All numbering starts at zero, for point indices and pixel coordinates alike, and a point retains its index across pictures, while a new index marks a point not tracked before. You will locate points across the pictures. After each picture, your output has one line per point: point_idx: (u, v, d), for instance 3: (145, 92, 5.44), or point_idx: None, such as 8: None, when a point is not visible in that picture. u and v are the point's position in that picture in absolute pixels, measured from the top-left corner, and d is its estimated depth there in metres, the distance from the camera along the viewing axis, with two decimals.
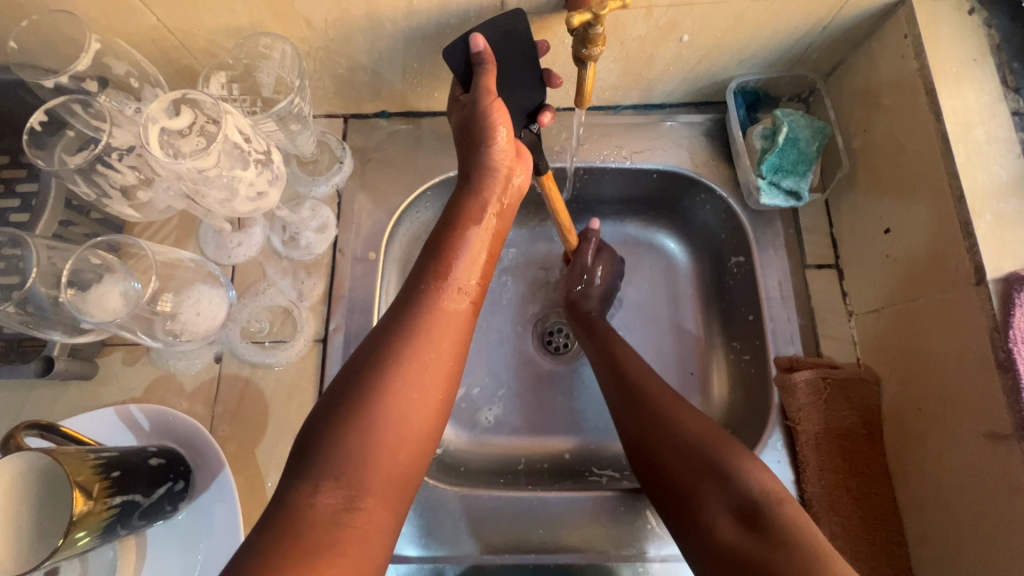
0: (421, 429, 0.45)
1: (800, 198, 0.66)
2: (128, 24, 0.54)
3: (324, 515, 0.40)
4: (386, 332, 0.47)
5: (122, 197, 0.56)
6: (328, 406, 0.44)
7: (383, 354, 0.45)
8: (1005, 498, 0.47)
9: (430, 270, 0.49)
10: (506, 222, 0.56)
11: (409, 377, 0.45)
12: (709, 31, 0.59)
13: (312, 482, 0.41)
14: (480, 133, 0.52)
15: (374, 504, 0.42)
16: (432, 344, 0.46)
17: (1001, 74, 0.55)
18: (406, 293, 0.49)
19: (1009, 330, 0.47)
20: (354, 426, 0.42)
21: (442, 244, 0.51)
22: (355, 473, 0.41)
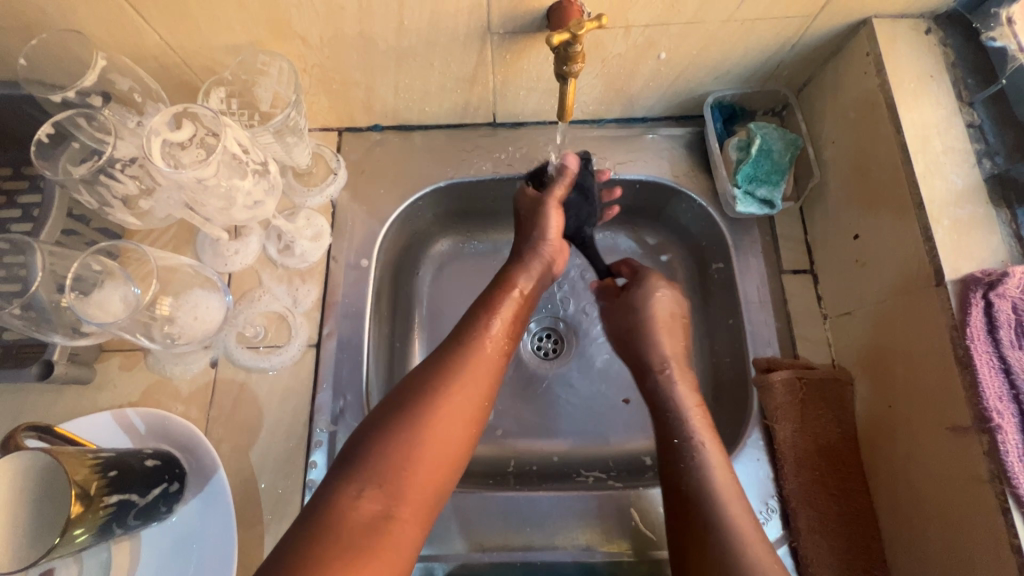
0: (458, 451, 0.50)
1: (774, 207, 0.69)
2: (131, 42, 0.56)
3: (367, 518, 0.44)
4: (434, 365, 0.54)
5: (124, 207, 0.59)
6: (376, 421, 0.49)
7: (431, 384, 0.52)
8: (971, 494, 0.49)
9: (477, 320, 0.58)
10: (534, 295, 0.65)
11: (454, 406, 0.51)
12: (685, 50, 0.63)
13: (357, 485, 0.45)
14: (545, 219, 0.67)
15: (407, 513, 0.46)
16: (476, 382, 0.53)
17: (956, 89, 0.59)
18: (453, 335, 0.57)
19: (966, 329, 0.49)
20: (403, 441, 0.47)
21: (486, 301, 0.61)
22: (394, 483, 0.46)
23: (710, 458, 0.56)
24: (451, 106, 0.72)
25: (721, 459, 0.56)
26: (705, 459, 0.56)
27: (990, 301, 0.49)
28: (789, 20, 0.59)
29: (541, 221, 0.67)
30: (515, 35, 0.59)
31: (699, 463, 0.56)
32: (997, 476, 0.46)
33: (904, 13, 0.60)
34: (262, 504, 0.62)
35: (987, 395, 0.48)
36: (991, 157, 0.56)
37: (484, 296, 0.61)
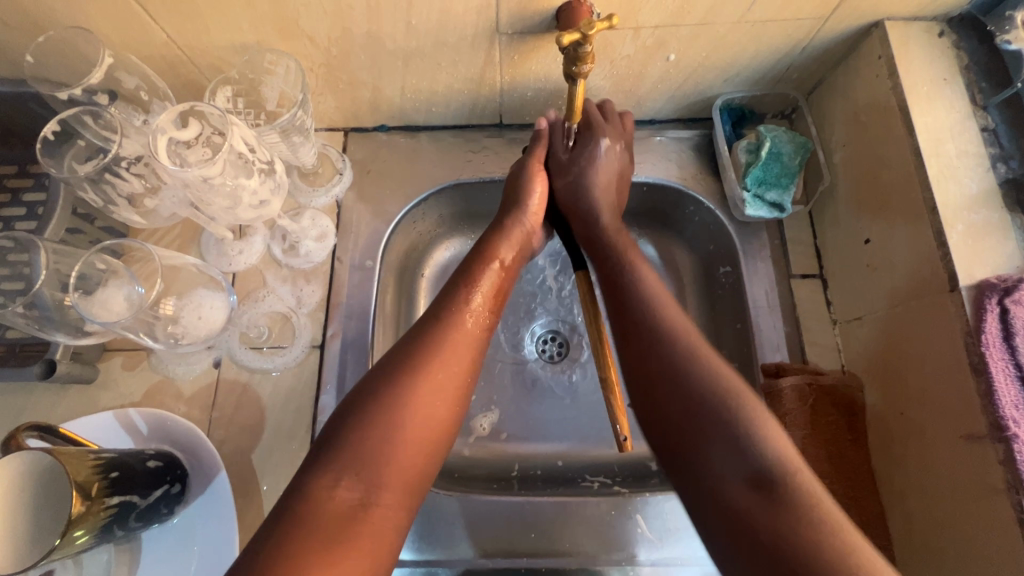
0: (440, 433, 0.47)
1: (784, 210, 0.68)
2: (138, 40, 0.56)
3: (345, 507, 0.42)
4: (412, 344, 0.50)
5: (129, 205, 0.59)
6: (352, 405, 0.46)
7: (407, 364, 0.49)
8: (988, 501, 0.47)
9: (456, 295, 0.55)
10: (518, 265, 0.62)
11: (433, 385, 0.48)
12: (694, 51, 0.62)
13: (333, 475, 0.43)
14: (528, 179, 0.65)
15: (389, 500, 0.43)
16: (455, 361, 0.50)
17: (970, 92, 0.58)
18: (431, 311, 0.54)
19: (981, 335, 0.49)
20: (383, 430, 0.45)
21: (466, 273, 0.58)
22: (374, 470, 0.43)
23: (664, 311, 0.54)
24: (457, 107, 0.71)
25: (670, 308, 0.54)
26: (666, 315, 0.53)
27: (1005, 308, 0.48)
28: (801, 21, 0.58)
29: (524, 183, 0.64)
30: (524, 35, 0.58)
31: (651, 316, 0.53)
32: (1012, 486, 0.45)
33: (917, 16, 0.59)
34: (264, 507, 0.61)
35: (1002, 403, 0.47)
36: (1005, 162, 0.55)
37: (464, 268, 0.58)
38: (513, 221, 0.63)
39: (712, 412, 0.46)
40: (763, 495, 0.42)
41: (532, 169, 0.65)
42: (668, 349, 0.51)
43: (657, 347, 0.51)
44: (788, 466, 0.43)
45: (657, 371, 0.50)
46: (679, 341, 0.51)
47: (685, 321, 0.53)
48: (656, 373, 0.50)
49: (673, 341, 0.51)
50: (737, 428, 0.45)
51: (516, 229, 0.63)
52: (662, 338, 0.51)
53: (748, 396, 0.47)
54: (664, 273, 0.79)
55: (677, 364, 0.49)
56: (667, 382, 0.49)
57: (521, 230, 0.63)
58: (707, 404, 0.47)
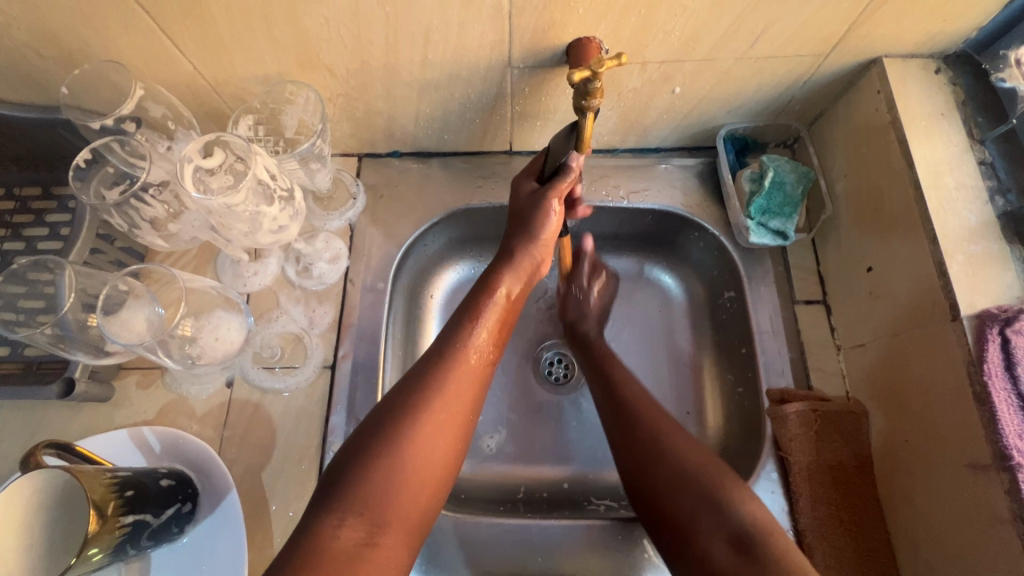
0: (439, 470, 0.47)
1: (787, 238, 0.70)
2: (166, 72, 0.59)
3: (350, 547, 0.42)
4: (414, 383, 0.49)
5: (151, 228, 0.61)
6: (351, 447, 0.46)
7: (411, 401, 0.48)
8: (994, 532, 0.48)
9: (455, 332, 0.54)
10: (523, 298, 0.61)
11: (434, 425, 0.47)
12: (698, 85, 0.64)
13: (340, 513, 0.43)
14: (539, 209, 0.60)
15: (391, 541, 0.43)
16: (457, 399, 0.50)
17: (967, 127, 0.60)
18: (435, 347, 0.53)
19: (983, 365, 0.49)
20: (388, 470, 0.45)
21: (469, 306, 0.56)
22: (378, 508, 0.43)
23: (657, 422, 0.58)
24: (468, 135, 0.73)
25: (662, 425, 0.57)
26: (666, 427, 0.57)
27: (1007, 337, 0.49)
28: (802, 58, 0.61)
29: (536, 212, 0.60)
30: (535, 69, 0.61)
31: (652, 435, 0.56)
32: (1018, 515, 0.46)
33: (914, 53, 0.61)
34: (272, 527, 0.61)
35: (1006, 432, 0.48)
36: (1003, 195, 0.57)
37: (466, 301, 0.57)
38: (524, 253, 0.60)
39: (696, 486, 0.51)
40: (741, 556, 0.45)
41: (548, 203, 0.60)
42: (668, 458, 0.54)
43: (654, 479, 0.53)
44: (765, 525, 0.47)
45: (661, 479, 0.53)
46: (673, 440, 0.55)
47: (674, 427, 0.57)
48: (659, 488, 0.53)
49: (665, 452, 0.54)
50: (725, 505, 0.49)
51: (525, 259, 0.60)
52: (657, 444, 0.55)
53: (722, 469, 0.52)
54: (669, 297, 0.80)
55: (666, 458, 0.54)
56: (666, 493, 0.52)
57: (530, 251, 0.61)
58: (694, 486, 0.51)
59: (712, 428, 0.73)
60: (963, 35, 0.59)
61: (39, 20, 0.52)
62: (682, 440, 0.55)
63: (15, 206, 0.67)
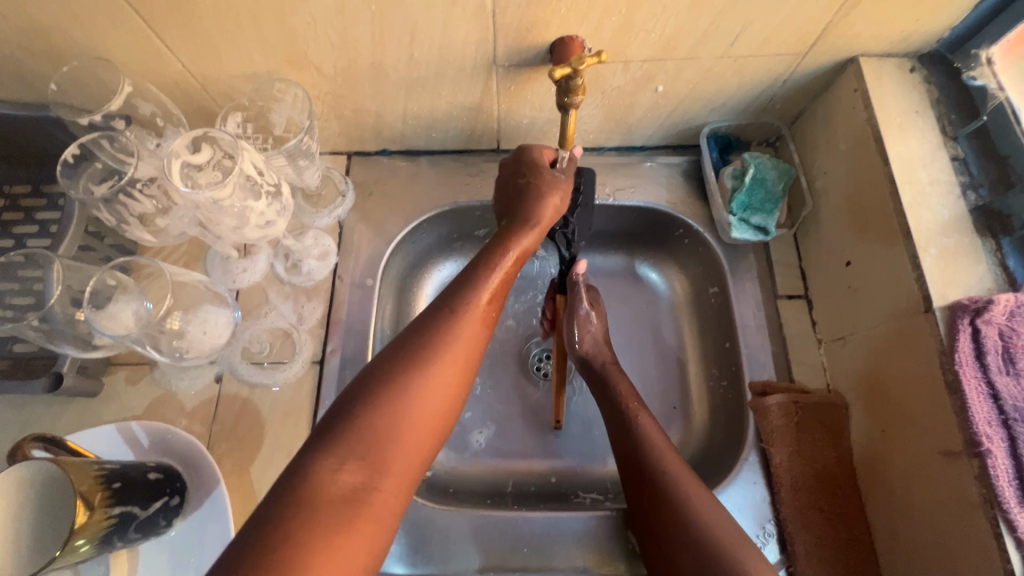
0: (438, 419, 0.48)
1: (768, 233, 0.71)
2: (154, 70, 0.59)
3: (346, 492, 0.41)
4: (421, 330, 0.51)
5: (140, 224, 0.61)
6: (354, 392, 0.46)
7: (417, 349, 0.49)
8: (965, 515, 0.49)
9: (461, 286, 0.54)
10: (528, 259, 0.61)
11: (438, 374, 0.48)
12: (681, 83, 0.66)
13: (338, 459, 0.42)
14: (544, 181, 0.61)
15: (390, 487, 0.44)
16: (460, 351, 0.51)
17: (940, 124, 0.61)
18: (444, 300, 0.53)
19: (954, 354, 0.51)
20: (388, 413, 0.45)
21: (484, 258, 0.57)
22: (377, 452, 0.44)
23: (660, 452, 0.59)
24: (456, 134, 0.75)
25: (686, 477, 0.56)
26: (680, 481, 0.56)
27: (977, 327, 0.50)
28: (781, 57, 0.62)
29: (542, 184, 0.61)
30: (519, 67, 0.62)
31: (671, 488, 0.55)
32: (988, 500, 0.47)
33: (889, 53, 0.63)
34: None
35: (976, 419, 0.49)
36: (975, 190, 0.58)
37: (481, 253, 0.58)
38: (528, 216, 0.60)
39: (715, 569, 0.49)
40: None
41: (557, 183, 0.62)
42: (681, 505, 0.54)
43: (657, 495, 0.56)
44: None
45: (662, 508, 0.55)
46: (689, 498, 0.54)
47: (689, 477, 0.56)
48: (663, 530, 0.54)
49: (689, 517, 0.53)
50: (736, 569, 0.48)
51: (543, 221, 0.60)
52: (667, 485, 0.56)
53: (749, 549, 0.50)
54: (655, 293, 0.81)
55: (690, 526, 0.52)
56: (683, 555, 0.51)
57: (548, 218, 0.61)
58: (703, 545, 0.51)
59: (697, 423, 0.73)
60: (936, 35, 0.61)
61: (29, 18, 0.52)
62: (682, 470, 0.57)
63: (4, 203, 0.68)
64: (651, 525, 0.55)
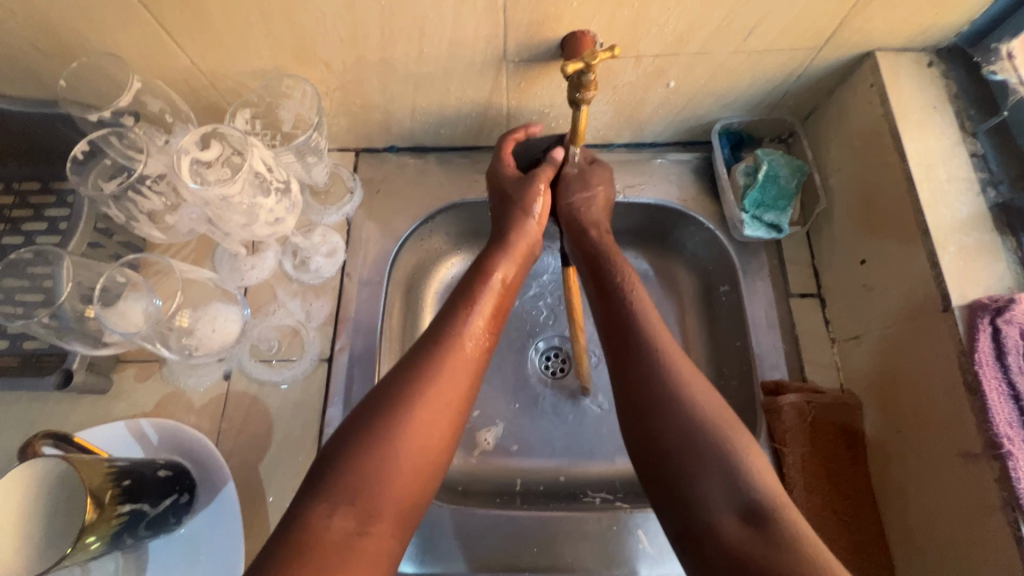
0: (431, 457, 0.46)
1: (782, 231, 0.70)
2: (163, 66, 0.59)
3: (340, 536, 0.41)
4: (408, 365, 0.49)
5: (149, 221, 0.61)
6: (347, 430, 0.46)
7: (404, 387, 0.48)
8: (984, 519, 0.48)
9: (450, 319, 0.53)
10: (518, 280, 0.60)
11: (426, 413, 0.47)
12: (693, 79, 0.65)
13: (329, 503, 0.42)
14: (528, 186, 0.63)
15: (383, 530, 0.43)
16: (451, 385, 0.49)
17: (959, 119, 0.60)
18: (430, 333, 0.52)
19: (974, 354, 0.50)
20: (377, 455, 0.44)
21: (468, 291, 0.56)
22: (368, 497, 0.43)
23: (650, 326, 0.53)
24: (464, 130, 0.74)
25: (677, 355, 0.50)
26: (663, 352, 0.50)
27: (997, 327, 0.50)
28: (796, 51, 0.61)
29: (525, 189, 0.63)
30: (530, 63, 0.61)
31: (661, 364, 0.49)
32: (1008, 503, 0.46)
33: (907, 46, 0.62)
34: (269, 518, 0.62)
35: (998, 421, 0.48)
36: (995, 186, 0.57)
37: (465, 283, 0.57)
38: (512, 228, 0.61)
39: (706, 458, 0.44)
40: (757, 534, 0.40)
41: (535, 189, 0.63)
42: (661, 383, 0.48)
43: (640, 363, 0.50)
44: (776, 500, 0.42)
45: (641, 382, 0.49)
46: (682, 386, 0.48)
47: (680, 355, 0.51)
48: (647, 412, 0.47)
49: (675, 394, 0.47)
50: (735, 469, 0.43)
51: (517, 241, 0.60)
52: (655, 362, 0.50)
53: (739, 431, 0.45)
54: (665, 291, 0.81)
55: (670, 407, 0.47)
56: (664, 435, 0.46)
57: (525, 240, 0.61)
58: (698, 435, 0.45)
59: None
60: (955, 28, 0.60)
61: (39, 16, 0.52)
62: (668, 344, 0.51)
63: (14, 200, 0.68)
64: (631, 404, 0.49)
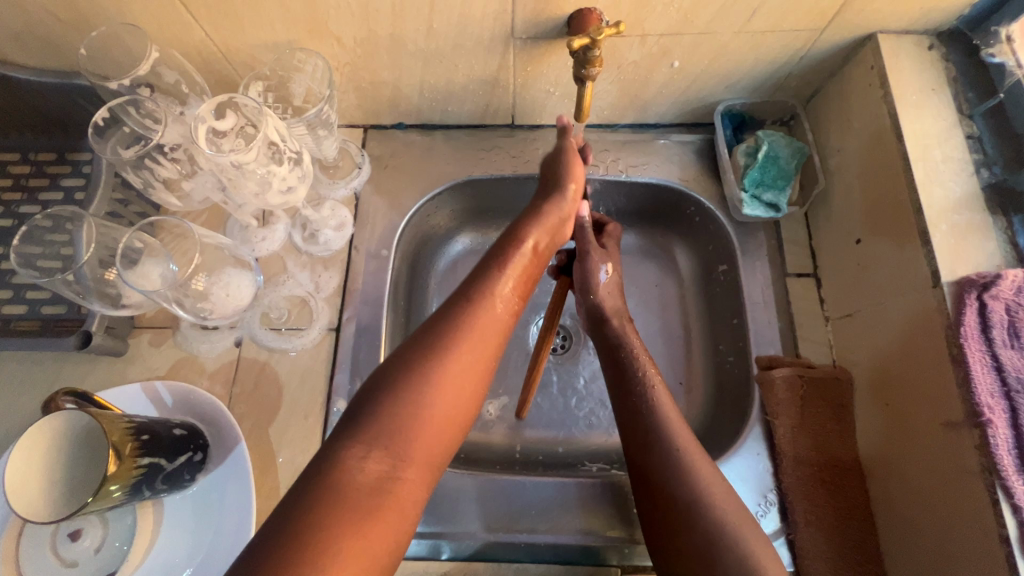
0: (460, 411, 0.48)
1: (780, 210, 0.71)
2: (179, 38, 0.61)
3: (372, 479, 0.42)
4: (438, 325, 0.51)
5: (165, 188, 0.64)
6: (374, 384, 0.47)
7: (434, 343, 0.49)
8: (964, 486, 0.50)
9: (484, 277, 0.56)
10: (546, 252, 0.63)
11: (460, 364, 0.49)
12: (697, 59, 0.66)
13: (363, 446, 0.43)
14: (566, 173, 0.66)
15: (413, 477, 0.44)
16: (480, 341, 0.51)
17: (956, 102, 0.61)
18: (460, 292, 0.54)
19: (960, 327, 0.51)
20: (409, 403, 0.46)
21: (498, 255, 0.59)
22: (400, 443, 0.44)
23: (660, 401, 0.59)
24: (471, 108, 0.75)
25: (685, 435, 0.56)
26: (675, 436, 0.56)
27: (984, 302, 0.51)
28: (798, 32, 0.62)
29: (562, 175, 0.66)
30: (537, 40, 0.62)
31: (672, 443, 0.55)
32: (987, 468, 0.48)
33: (908, 29, 0.63)
34: (279, 477, 0.64)
35: (979, 391, 0.49)
36: (988, 167, 0.58)
37: (496, 248, 0.60)
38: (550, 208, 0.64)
39: (700, 517, 0.50)
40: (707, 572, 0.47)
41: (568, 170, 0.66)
42: (660, 431, 0.56)
43: (648, 433, 0.57)
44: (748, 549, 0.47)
45: (642, 432, 0.57)
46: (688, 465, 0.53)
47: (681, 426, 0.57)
48: (653, 462, 0.55)
49: (683, 467, 0.53)
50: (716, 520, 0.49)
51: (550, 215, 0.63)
52: (661, 436, 0.56)
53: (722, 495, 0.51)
54: (664, 271, 0.82)
55: (680, 477, 0.53)
56: (664, 480, 0.53)
57: (555, 217, 0.64)
58: (686, 499, 0.51)
59: (703, 396, 0.75)
60: (955, 12, 0.61)
61: None
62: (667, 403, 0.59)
63: (31, 169, 0.70)
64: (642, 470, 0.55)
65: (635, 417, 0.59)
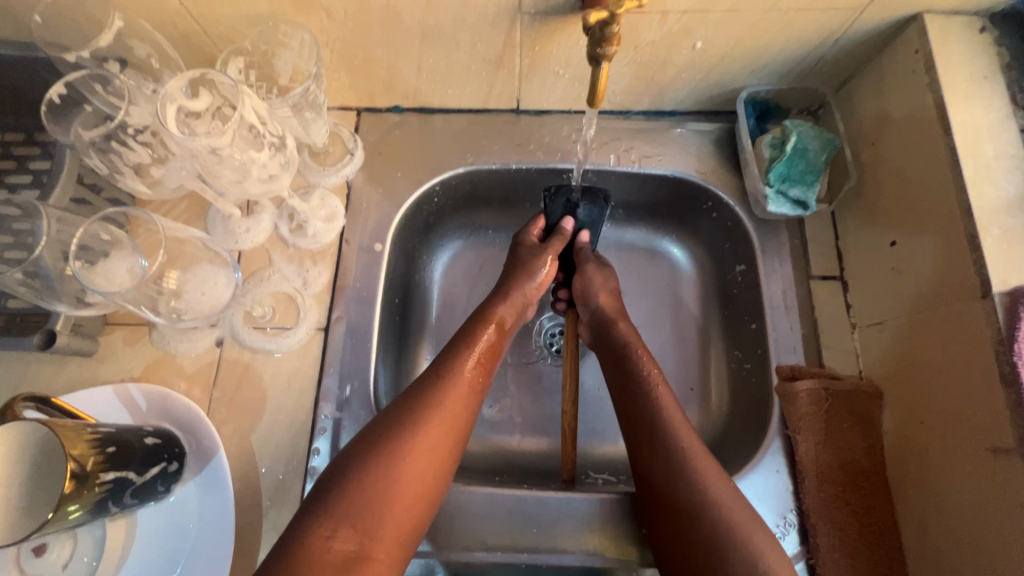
0: (427, 487, 0.49)
1: (807, 207, 0.66)
2: (149, 6, 0.55)
3: (339, 558, 0.43)
4: (405, 403, 0.52)
5: (134, 174, 0.58)
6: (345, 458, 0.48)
7: (401, 421, 0.50)
8: (1008, 517, 0.46)
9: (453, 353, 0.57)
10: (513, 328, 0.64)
11: (427, 442, 0.50)
12: (722, 40, 0.60)
13: (330, 524, 0.44)
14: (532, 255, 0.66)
15: (380, 555, 0.45)
16: (448, 418, 0.52)
17: (1009, 92, 0.56)
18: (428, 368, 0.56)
19: (1014, 344, 0.47)
20: (376, 482, 0.46)
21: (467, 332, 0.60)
22: (368, 522, 0.45)
23: (671, 414, 0.55)
24: (473, 90, 0.69)
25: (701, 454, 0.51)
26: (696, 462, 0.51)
27: None
28: (836, 12, 0.56)
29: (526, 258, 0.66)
30: (547, 16, 0.56)
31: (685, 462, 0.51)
32: None
33: (958, 10, 0.57)
34: (262, 489, 0.60)
35: None
36: None
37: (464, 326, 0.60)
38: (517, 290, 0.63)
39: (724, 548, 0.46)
40: None
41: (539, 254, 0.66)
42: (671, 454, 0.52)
43: (663, 453, 0.52)
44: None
45: (650, 453, 0.53)
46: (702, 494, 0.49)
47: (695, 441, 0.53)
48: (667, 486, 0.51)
49: (703, 495, 0.49)
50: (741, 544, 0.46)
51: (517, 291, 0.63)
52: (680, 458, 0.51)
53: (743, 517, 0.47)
54: (678, 269, 0.77)
55: (704, 507, 0.48)
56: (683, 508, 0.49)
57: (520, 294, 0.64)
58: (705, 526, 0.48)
59: (716, 406, 0.70)
60: None
61: None
62: (677, 417, 0.55)
63: None
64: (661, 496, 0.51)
65: (649, 439, 0.54)
